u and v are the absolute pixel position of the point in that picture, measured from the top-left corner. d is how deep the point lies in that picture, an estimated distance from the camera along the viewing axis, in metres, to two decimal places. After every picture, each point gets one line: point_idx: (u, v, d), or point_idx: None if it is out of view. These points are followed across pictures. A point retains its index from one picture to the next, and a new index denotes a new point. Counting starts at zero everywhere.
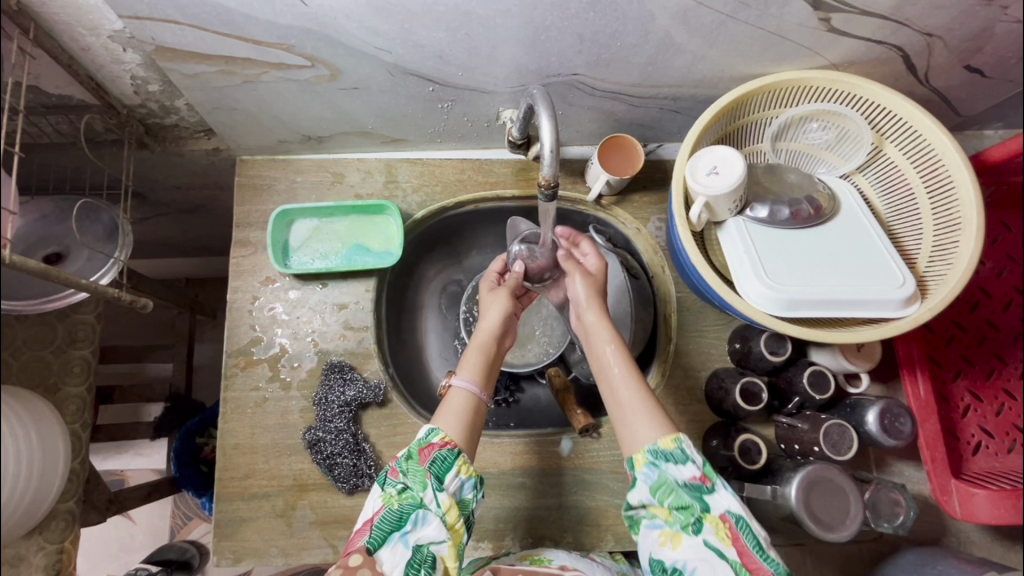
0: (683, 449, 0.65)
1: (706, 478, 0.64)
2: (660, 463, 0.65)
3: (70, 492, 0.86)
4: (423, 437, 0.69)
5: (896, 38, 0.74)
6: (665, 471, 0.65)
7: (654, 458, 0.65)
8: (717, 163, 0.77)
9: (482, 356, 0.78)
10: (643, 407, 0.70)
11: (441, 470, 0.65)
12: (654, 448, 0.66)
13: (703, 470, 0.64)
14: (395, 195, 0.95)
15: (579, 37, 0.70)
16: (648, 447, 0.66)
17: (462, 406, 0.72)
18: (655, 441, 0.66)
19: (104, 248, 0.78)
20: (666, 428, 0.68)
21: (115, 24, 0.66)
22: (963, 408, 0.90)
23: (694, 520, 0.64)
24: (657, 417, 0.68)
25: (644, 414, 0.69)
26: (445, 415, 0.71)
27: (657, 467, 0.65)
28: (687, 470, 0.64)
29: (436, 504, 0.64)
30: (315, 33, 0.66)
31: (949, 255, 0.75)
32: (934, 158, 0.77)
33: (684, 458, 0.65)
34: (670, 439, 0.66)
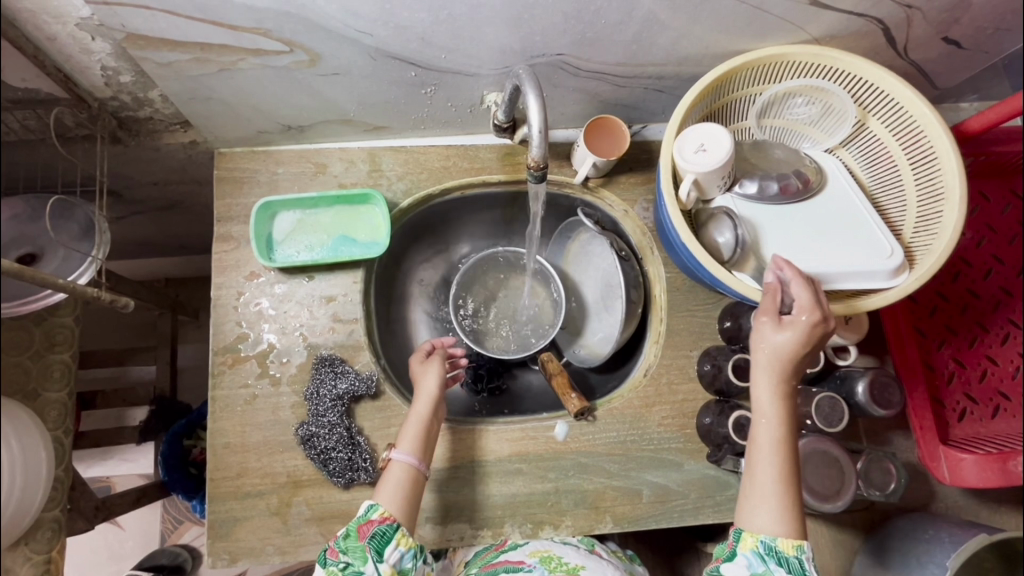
0: (801, 561, 0.64)
1: None
2: (770, 560, 0.64)
3: (56, 500, 0.84)
4: (363, 514, 0.72)
5: (877, 10, 0.75)
6: (772, 569, 0.64)
7: (767, 552, 0.64)
8: (704, 140, 0.77)
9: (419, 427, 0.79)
10: (777, 498, 0.66)
11: (379, 544, 0.69)
12: (773, 546, 0.64)
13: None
14: (379, 184, 0.94)
15: (563, 16, 0.70)
16: (762, 537, 0.65)
17: (400, 479, 0.75)
18: (776, 538, 0.65)
19: (80, 246, 0.76)
20: (792, 529, 0.66)
21: (81, 11, 0.64)
22: (948, 375, 0.92)
23: None
24: (787, 512, 0.66)
25: (777, 510, 0.66)
26: (385, 489, 0.74)
27: (765, 562, 0.64)
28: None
29: (379, 574, 0.67)
30: (293, 17, 0.64)
31: (933, 226, 0.77)
32: (916, 130, 0.78)
33: (799, 570, 0.63)
34: (792, 545, 0.64)
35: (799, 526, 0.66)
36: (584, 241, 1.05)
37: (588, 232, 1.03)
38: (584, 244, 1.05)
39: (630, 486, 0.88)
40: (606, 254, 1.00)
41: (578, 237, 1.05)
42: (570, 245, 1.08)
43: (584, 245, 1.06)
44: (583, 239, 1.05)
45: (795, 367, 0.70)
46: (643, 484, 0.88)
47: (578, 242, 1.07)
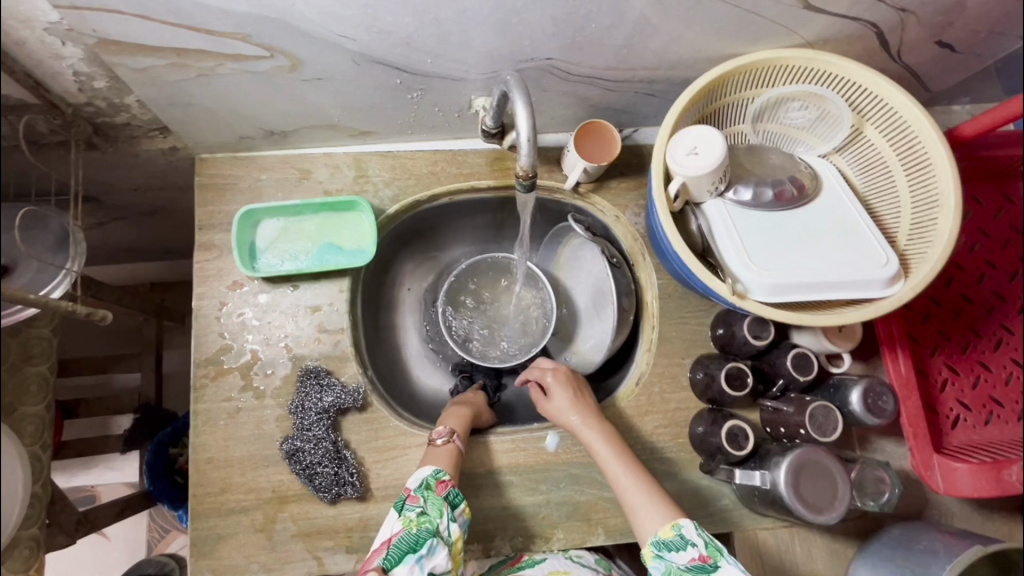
0: (681, 535, 0.67)
1: (708, 557, 0.66)
2: (665, 552, 0.67)
3: (33, 518, 0.82)
4: (434, 474, 0.72)
5: (871, 14, 0.74)
6: (670, 560, 0.67)
7: (659, 549, 0.68)
8: (697, 143, 0.75)
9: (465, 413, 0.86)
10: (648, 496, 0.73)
11: (454, 501, 0.71)
12: (656, 541, 0.68)
13: (706, 550, 0.66)
14: (366, 190, 0.92)
15: (552, 20, 0.68)
16: (651, 541, 0.69)
17: (450, 448, 0.78)
18: (657, 533, 0.69)
19: (54, 259, 0.73)
20: (671, 514, 0.70)
21: (50, 15, 0.61)
22: (941, 381, 0.91)
23: None
24: (659, 506, 0.71)
25: (652, 507, 0.71)
26: (437, 458, 0.76)
27: (662, 557, 0.67)
28: (688, 552, 0.66)
29: (449, 532, 0.68)
30: (272, 21, 0.62)
31: (928, 234, 0.76)
32: (911, 136, 0.77)
33: (684, 543, 0.67)
34: (670, 527, 0.68)
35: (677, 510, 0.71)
36: (574, 247, 1.03)
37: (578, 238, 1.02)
38: (575, 250, 1.03)
39: None
40: (598, 259, 0.98)
41: (569, 241, 1.03)
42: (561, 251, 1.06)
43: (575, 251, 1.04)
44: (574, 245, 1.03)
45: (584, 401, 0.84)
46: None
47: (569, 249, 1.05)
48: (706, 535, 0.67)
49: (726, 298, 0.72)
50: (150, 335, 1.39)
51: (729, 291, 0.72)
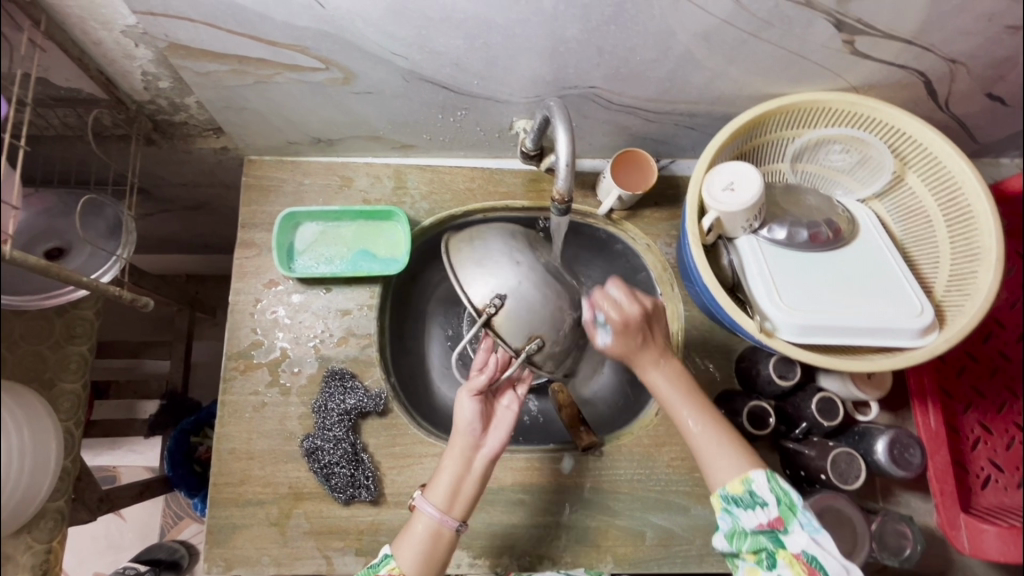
0: (752, 492, 0.66)
1: (779, 521, 0.65)
2: (733, 508, 0.67)
3: (61, 490, 0.85)
4: (376, 563, 0.69)
5: (919, 63, 0.74)
6: (739, 515, 0.67)
7: (727, 503, 0.67)
8: (734, 179, 0.76)
9: (453, 474, 0.72)
10: (723, 447, 0.69)
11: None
12: (725, 496, 0.67)
13: (775, 513, 0.65)
14: (403, 202, 0.94)
15: (599, 50, 0.69)
16: (721, 494, 0.68)
17: (424, 533, 0.70)
18: (726, 487, 0.68)
19: (106, 245, 0.77)
20: (742, 467, 0.68)
21: (128, 19, 0.65)
22: (973, 439, 0.88)
23: (771, 558, 0.65)
24: (728, 451, 0.69)
25: (719, 451, 0.69)
26: (406, 540, 0.70)
27: (731, 513, 0.67)
28: (757, 517, 0.66)
29: None
30: (331, 36, 0.65)
31: (966, 286, 0.74)
32: (955, 187, 0.76)
33: (754, 502, 0.66)
34: (740, 483, 0.67)
35: (750, 462, 0.68)
36: (511, 302, 0.71)
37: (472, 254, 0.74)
38: (506, 322, 0.71)
39: (634, 526, 0.86)
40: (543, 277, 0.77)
41: (500, 296, 0.70)
42: (467, 237, 0.77)
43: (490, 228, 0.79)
44: (491, 282, 0.72)
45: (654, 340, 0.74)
46: (647, 525, 0.86)
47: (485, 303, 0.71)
48: (779, 494, 0.65)
49: (753, 335, 0.72)
50: (183, 325, 1.44)
51: (756, 328, 0.71)
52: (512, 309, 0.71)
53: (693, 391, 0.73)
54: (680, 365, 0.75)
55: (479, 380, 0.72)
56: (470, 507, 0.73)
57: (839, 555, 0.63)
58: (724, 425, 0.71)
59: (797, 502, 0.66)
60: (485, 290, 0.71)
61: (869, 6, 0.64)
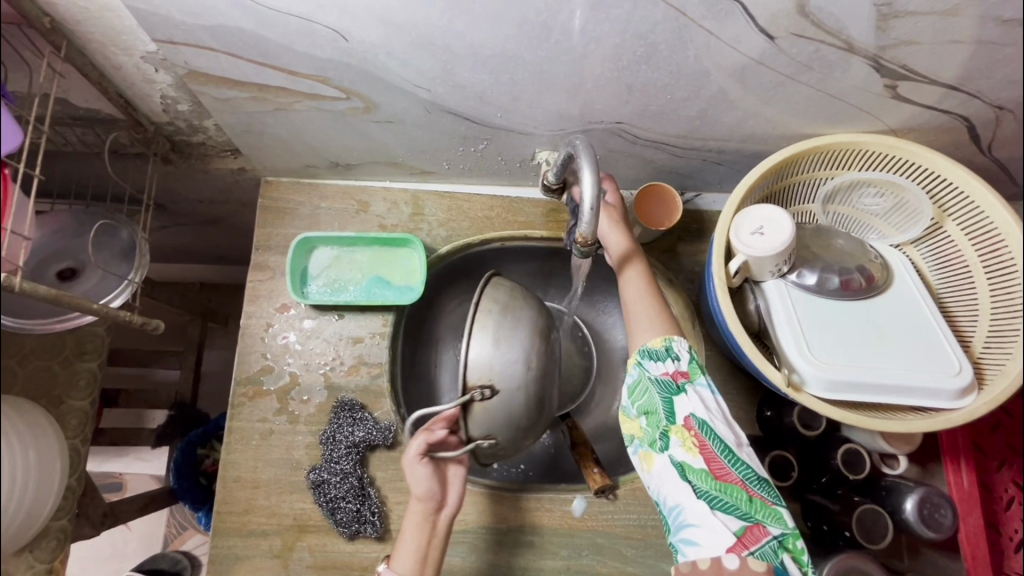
0: (668, 348, 0.66)
1: (680, 377, 0.64)
2: (645, 361, 0.66)
3: (65, 510, 0.83)
4: None
5: (963, 108, 0.70)
6: (648, 367, 0.66)
7: (642, 357, 0.66)
8: (763, 223, 0.73)
9: (418, 539, 0.67)
10: (652, 314, 0.70)
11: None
12: (643, 349, 0.67)
13: (684, 367, 0.65)
14: (419, 228, 0.92)
15: (628, 88, 0.67)
16: (639, 349, 0.67)
17: None
18: (646, 343, 0.67)
19: (118, 269, 0.76)
20: (662, 330, 0.68)
21: (148, 46, 0.64)
22: (1007, 499, 0.84)
23: (661, 435, 0.63)
24: (654, 321, 0.69)
25: (646, 320, 0.69)
26: None
27: (642, 364, 0.66)
28: (664, 366, 0.65)
29: None
30: (353, 67, 0.63)
31: (1007, 345, 0.70)
32: (996, 239, 0.72)
33: (667, 356, 0.66)
34: (660, 339, 0.66)
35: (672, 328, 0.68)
36: (496, 398, 0.66)
37: (499, 335, 0.67)
38: (483, 414, 0.66)
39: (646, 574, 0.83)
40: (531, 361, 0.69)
41: (489, 387, 0.65)
42: (500, 305, 0.70)
43: (526, 310, 0.72)
44: (494, 367, 0.66)
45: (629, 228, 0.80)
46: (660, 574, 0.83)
47: (475, 384, 0.66)
48: (692, 353, 0.66)
49: (779, 387, 0.69)
50: (194, 335, 1.44)
51: (783, 380, 0.68)
52: (493, 405, 0.66)
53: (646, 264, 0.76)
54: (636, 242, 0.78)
55: (416, 444, 0.66)
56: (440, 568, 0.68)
57: (725, 423, 0.63)
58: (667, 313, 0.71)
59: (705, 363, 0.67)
60: (483, 370, 0.66)
61: (916, 52, 0.61)
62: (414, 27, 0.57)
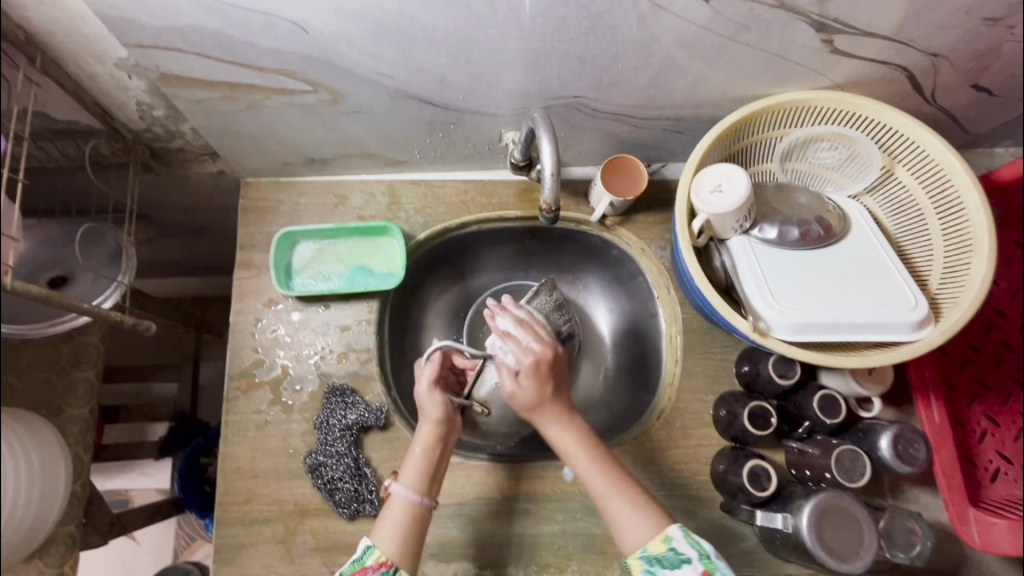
0: (674, 550, 0.65)
1: (705, 573, 0.63)
2: (655, 569, 0.64)
3: (70, 516, 0.84)
4: (359, 557, 0.67)
5: (901, 58, 0.74)
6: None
7: (649, 564, 0.65)
8: (721, 181, 0.76)
9: (425, 457, 0.74)
10: (632, 504, 0.68)
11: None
12: (647, 555, 0.65)
13: (701, 566, 0.63)
14: (397, 217, 0.95)
15: (579, 61, 0.70)
16: (641, 554, 0.66)
17: (402, 515, 0.70)
18: (647, 546, 0.66)
19: (108, 272, 0.79)
20: (658, 525, 0.67)
21: (119, 52, 0.67)
22: (980, 432, 0.87)
23: None
24: (645, 515, 0.68)
25: (636, 519, 0.68)
26: (383, 526, 0.69)
27: (653, 573, 0.64)
28: (685, 571, 0.63)
29: None
30: (315, 59, 0.67)
31: (961, 278, 0.74)
32: (944, 180, 0.76)
33: (678, 560, 0.64)
34: (661, 542, 0.65)
35: (664, 518, 0.68)
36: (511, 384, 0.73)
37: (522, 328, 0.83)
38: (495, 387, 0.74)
39: None
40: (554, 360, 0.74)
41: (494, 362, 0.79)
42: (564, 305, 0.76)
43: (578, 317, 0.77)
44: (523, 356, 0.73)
45: (560, 396, 0.73)
46: None
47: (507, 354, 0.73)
48: (697, 546, 0.64)
49: (747, 335, 0.72)
50: (189, 347, 1.46)
51: (750, 328, 0.71)
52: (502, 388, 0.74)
53: (589, 435, 0.72)
54: (572, 407, 0.73)
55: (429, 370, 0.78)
56: (440, 491, 0.75)
57: None
58: (648, 496, 0.70)
59: (711, 549, 0.65)
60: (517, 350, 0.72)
61: (845, 5, 0.64)
62: (370, 15, 0.61)
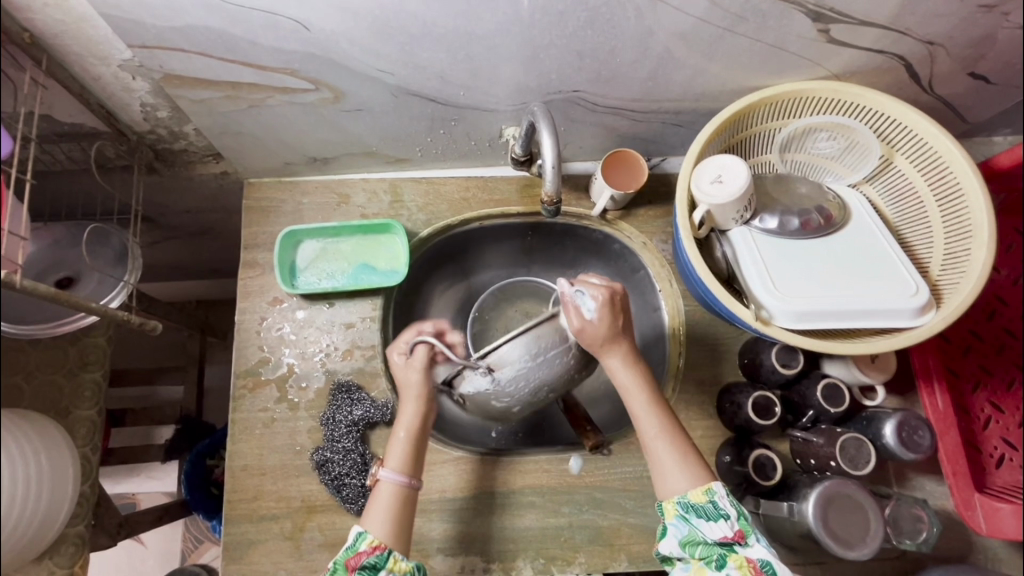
0: (714, 504, 0.65)
1: (740, 535, 0.63)
2: (691, 517, 0.65)
3: (81, 515, 0.83)
4: (351, 545, 0.67)
5: (897, 47, 0.74)
6: (696, 525, 0.64)
7: (685, 511, 0.65)
8: (721, 171, 0.77)
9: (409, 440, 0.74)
10: (675, 452, 0.69)
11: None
12: (684, 501, 0.66)
13: (739, 527, 0.63)
14: (400, 214, 0.96)
15: (578, 55, 0.71)
16: (677, 499, 0.66)
17: (390, 500, 0.70)
18: (686, 494, 0.66)
19: (113, 272, 0.80)
20: (700, 478, 0.67)
21: (124, 54, 0.68)
22: (984, 418, 0.87)
23: (717, 556, 0.63)
24: (685, 464, 0.68)
25: (676, 464, 0.68)
26: (374, 511, 0.69)
27: (688, 521, 0.65)
28: (720, 527, 0.63)
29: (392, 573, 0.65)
30: (317, 57, 0.67)
31: (961, 264, 0.74)
32: (943, 166, 0.76)
33: (716, 513, 0.64)
34: (702, 492, 0.66)
35: (706, 473, 0.67)
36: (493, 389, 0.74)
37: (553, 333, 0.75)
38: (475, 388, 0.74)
39: (646, 523, 0.86)
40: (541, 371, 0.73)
41: (493, 377, 0.73)
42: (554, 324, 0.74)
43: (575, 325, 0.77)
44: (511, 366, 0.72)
45: (622, 336, 0.74)
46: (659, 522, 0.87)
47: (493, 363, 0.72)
48: (740, 509, 0.65)
49: (749, 324, 0.72)
50: (194, 350, 1.47)
51: (752, 316, 0.72)
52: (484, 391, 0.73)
53: (648, 384, 0.73)
54: (637, 355, 0.74)
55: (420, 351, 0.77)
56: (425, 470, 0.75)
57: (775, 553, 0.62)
58: (689, 447, 0.70)
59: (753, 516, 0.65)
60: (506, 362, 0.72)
61: None
62: (371, 12, 0.61)
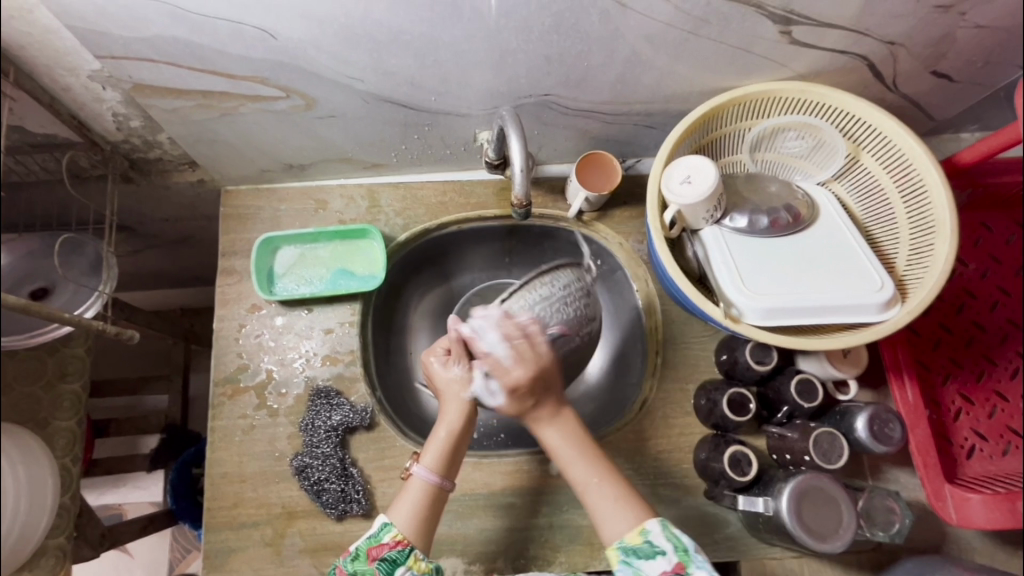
0: (650, 543, 0.64)
1: (680, 566, 0.62)
2: (632, 560, 0.64)
3: (60, 528, 0.83)
4: (375, 534, 0.67)
5: (859, 47, 0.76)
6: (639, 567, 0.63)
7: (625, 556, 0.64)
8: (690, 172, 0.78)
9: (446, 438, 0.74)
10: (613, 495, 0.69)
11: (388, 569, 0.64)
12: (623, 546, 0.65)
13: (675, 558, 0.62)
14: (377, 219, 0.97)
15: (547, 59, 0.72)
16: (618, 545, 0.65)
17: (419, 497, 0.70)
18: (624, 538, 0.65)
19: (87, 281, 0.79)
20: (638, 518, 0.67)
21: (92, 64, 0.69)
22: (954, 410, 0.89)
23: None
24: (626, 506, 0.68)
25: (615, 508, 0.68)
26: (400, 505, 0.69)
27: (631, 564, 0.64)
28: (658, 563, 0.63)
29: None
30: (287, 65, 0.68)
31: (925, 260, 0.76)
32: (906, 164, 0.78)
33: (653, 552, 0.63)
34: (637, 534, 0.65)
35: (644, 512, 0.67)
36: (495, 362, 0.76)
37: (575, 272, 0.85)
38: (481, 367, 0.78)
39: None
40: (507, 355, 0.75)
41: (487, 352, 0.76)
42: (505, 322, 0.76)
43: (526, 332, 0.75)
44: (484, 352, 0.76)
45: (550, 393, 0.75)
46: None
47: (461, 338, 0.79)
48: (674, 540, 0.63)
49: (720, 322, 0.73)
50: (179, 358, 1.47)
51: (722, 315, 0.73)
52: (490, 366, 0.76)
53: (582, 435, 0.74)
54: (568, 411, 0.75)
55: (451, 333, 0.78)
56: (457, 475, 0.75)
57: None
58: (630, 488, 0.70)
59: (690, 544, 0.63)
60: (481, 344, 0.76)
61: None
62: (337, 19, 0.62)
